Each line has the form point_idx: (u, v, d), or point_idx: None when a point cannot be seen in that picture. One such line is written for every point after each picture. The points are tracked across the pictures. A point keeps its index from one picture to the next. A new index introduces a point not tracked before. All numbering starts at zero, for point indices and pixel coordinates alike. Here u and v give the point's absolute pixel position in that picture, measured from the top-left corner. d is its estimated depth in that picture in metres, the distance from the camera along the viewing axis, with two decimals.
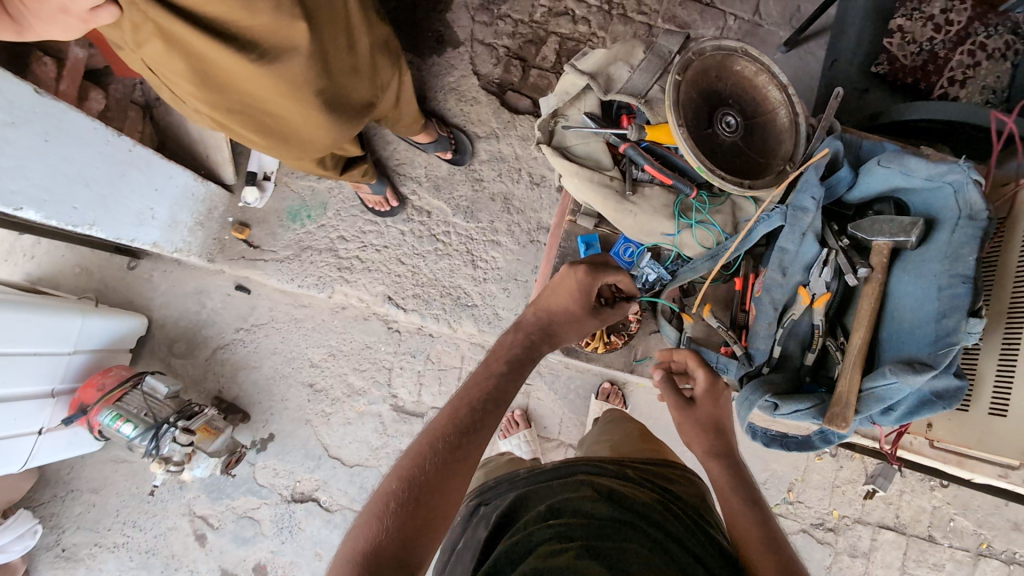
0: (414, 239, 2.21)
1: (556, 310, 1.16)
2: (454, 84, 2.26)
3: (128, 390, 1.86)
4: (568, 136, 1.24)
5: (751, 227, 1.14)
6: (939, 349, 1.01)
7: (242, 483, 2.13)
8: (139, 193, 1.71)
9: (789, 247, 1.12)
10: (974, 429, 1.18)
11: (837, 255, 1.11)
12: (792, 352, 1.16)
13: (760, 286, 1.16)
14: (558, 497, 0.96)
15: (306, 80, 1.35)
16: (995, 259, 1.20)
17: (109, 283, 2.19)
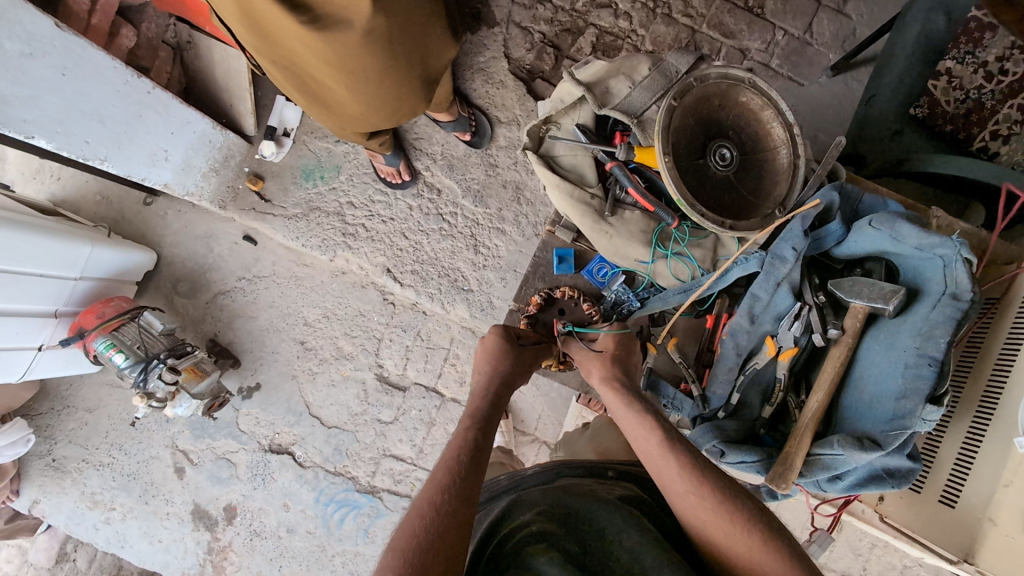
0: (421, 216, 2.21)
1: (489, 362, 1.21)
2: (484, 65, 2.23)
3: (125, 323, 1.93)
4: (557, 146, 1.22)
5: (728, 268, 1.12)
6: (891, 430, 0.96)
7: (224, 426, 2.22)
8: (153, 133, 1.74)
9: (761, 295, 1.08)
10: (922, 513, 1.15)
11: (810, 311, 1.06)
12: (752, 403, 1.15)
13: (727, 328, 1.14)
14: (539, 500, 1.06)
15: (358, 56, 1.28)
16: (980, 340, 1.14)
17: (126, 214, 2.26)
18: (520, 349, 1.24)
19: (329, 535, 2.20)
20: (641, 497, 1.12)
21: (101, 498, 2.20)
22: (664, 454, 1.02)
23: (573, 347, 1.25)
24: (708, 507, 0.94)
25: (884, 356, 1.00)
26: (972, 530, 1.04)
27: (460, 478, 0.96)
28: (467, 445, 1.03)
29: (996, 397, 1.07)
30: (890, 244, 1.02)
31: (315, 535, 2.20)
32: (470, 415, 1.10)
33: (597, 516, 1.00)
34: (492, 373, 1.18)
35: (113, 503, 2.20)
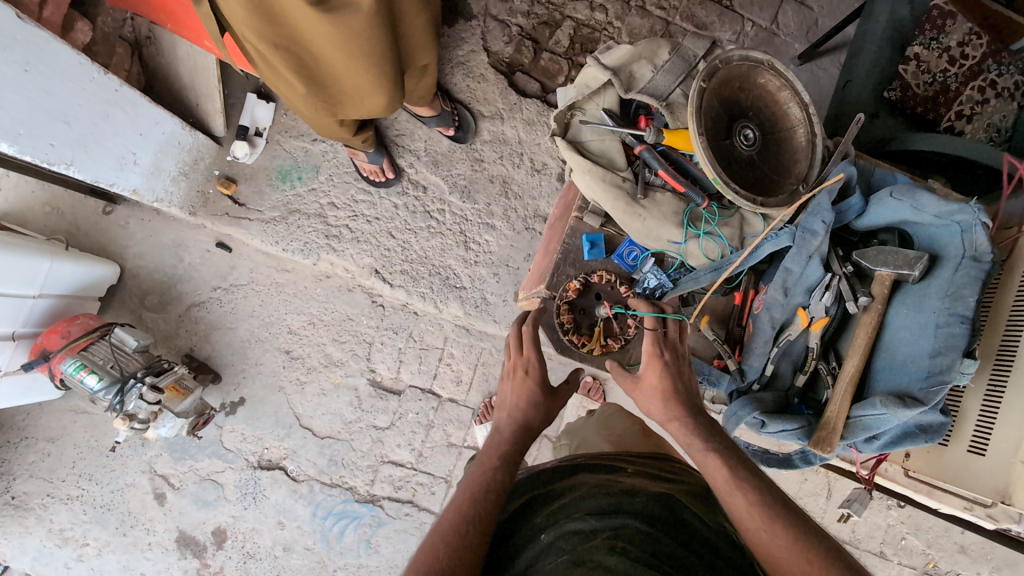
0: (407, 214, 2.16)
1: (518, 404, 1.21)
2: (463, 59, 2.19)
3: (94, 340, 1.79)
4: (584, 132, 1.26)
5: (758, 244, 1.19)
6: (931, 386, 1.06)
7: (208, 445, 2.09)
8: (120, 135, 1.61)
9: (793, 269, 1.17)
10: (952, 465, 1.22)
11: (840, 281, 1.16)
12: (785, 374, 1.24)
13: (761, 303, 1.22)
14: (558, 503, 1.03)
15: (364, 37, 1.30)
16: (991, 301, 1.23)
17: (81, 225, 2.08)
18: (551, 396, 1.24)
19: (330, 550, 2.11)
20: (665, 487, 1.07)
21: (72, 534, 2.03)
22: (733, 486, 1.00)
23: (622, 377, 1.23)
24: (788, 542, 0.92)
25: (912, 319, 1.11)
26: (1003, 475, 1.12)
27: (479, 510, 0.98)
28: (493, 484, 1.03)
29: (1013, 353, 1.16)
30: (911, 215, 1.12)
31: (314, 551, 2.11)
32: (499, 456, 1.11)
33: (618, 516, 0.95)
34: (520, 418, 1.20)
35: (86, 538, 2.03)
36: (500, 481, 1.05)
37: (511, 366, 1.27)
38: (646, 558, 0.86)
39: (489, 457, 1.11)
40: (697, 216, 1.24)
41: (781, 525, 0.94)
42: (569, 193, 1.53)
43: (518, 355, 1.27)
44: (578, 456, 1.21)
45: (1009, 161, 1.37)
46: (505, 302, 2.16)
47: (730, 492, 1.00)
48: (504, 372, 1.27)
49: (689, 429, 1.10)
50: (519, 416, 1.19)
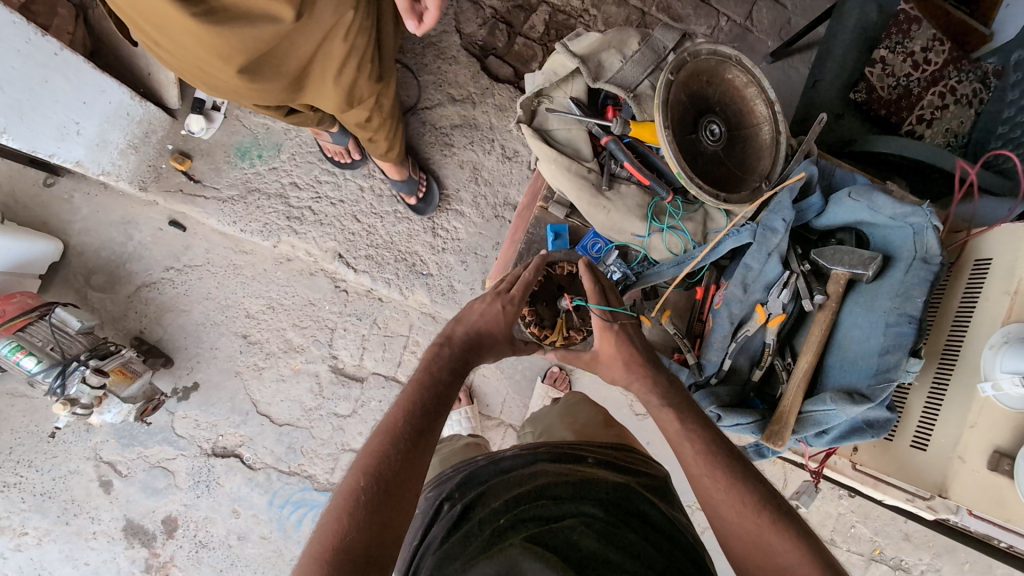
0: (373, 197, 2.10)
1: (483, 328, 1.18)
2: (435, 40, 2.13)
3: (33, 320, 1.69)
4: (551, 119, 1.25)
5: (720, 240, 1.20)
6: (878, 383, 1.08)
7: (158, 432, 2.02)
8: (61, 103, 1.50)
9: (753, 265, 1.18)
10: (896, 458, 1.26)
11: (798, 279, 1.18)
12: (742, 369, 1.26)
13: (721, 298, 1.23)
14: (517, 489, 1.02)
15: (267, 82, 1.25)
16: (939, 301, 1.28)
17: (19, 198, 1.96)
18: (508, 340, 1.21)
19: (287, 539, 2.07)
20: (625, 479, 1.07)
21: (10, 523, 1.95)
22: (703, 462, 0.99)
23: (576, 357, 1.25)
24: (750, 516, 0.93)
25: (864, 317, 1.13)
26: (943, 468, 1.16)
27: (428, 422, 0.99)
28: (446, 398, 1.05)
29: (957, 351, 1.20)
30: (867, 214, 1.15)
31: (270, 541, 2.06)
32: (452, 369, 1.10)
33: (575, 501, 0.95)
34: (475, 335, 1.17)
35: (25, 528, 1.96)
36: (448, 393, 1.06)
37: (494, 289, 1.25)
38: (604, 543, 0.86)
39: (439, 366, 1.09)
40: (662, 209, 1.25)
41: (745, 492, 0.95)
42: (537, 179, 1.52)
43: (505, 285, 1.25)
44: (538, 444, 1.21)
45: (962, 166, 1.40)
46: (471, 290, 2.13)
47: (683, 448, 1.03)
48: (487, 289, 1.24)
49: (647, 390, 1.12)
50: (477, 338, 1.17)
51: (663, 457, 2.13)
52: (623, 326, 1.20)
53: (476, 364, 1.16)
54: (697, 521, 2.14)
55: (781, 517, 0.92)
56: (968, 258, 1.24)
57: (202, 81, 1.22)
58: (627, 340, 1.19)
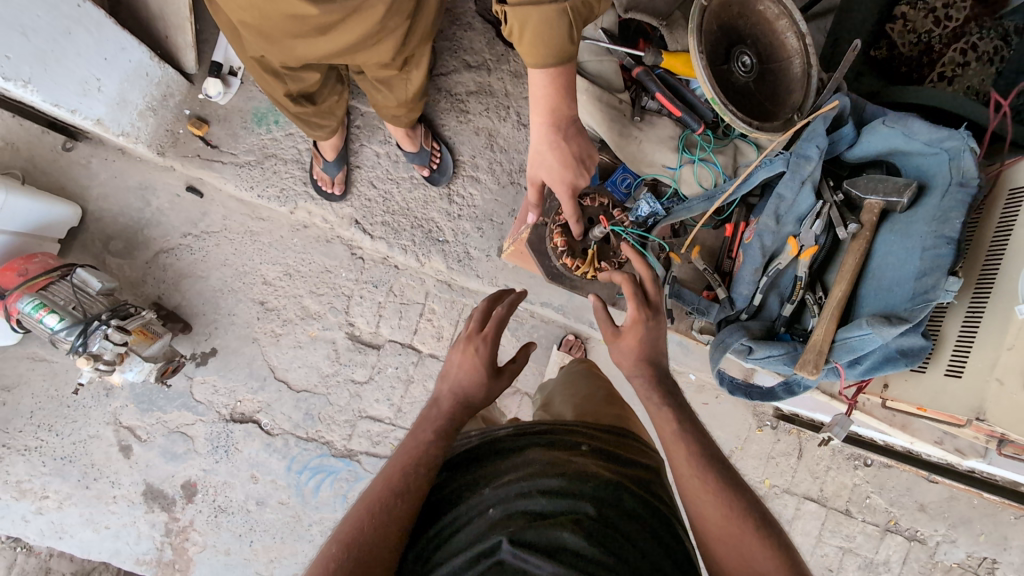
0: (390, 163, 2.10)
1: (466, 382, 1.17)
2: (450, 6, 2.14)
3: (55, 280, 1.70)
4: (585, 51, 1.44)
5: (754, 171, 1.32)
6: (917, 304, 1.20)
7: (177, 397, 2.04)
8: (84, 57, 1.49)
9: (786, 194, 1.30)
10: (930, 388, 1.27)
11: (831, 209, 1.30)
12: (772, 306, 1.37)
13: (753, 232, 1.34)
14: (504, 482, 0.92)
15: (321, 40, 1.23)
16: (974, 228, 1.31)
17: (38, 163, 1.97)
18: (497, 377, 1.20)
19: (305, 504, 2.08)
20: (624, 469, 0.98)
21: (31, 486, 1.97)
22: (698, 465, 0.99)
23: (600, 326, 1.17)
24: (738, 532, 0.93)
25: (899, 246, 1.25)
26: (980, 393, 1.16)
27: (408, 486, 0.95)
28: (425, 457, 1.00)
29: (993, 279, 1.22)
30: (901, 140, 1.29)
31: (288, 506, 2.07)
32: (432, 430, 1.07)
33: (569, 503, 0.85)
34: (457, 394, 1.16)
35: (45, 491, 1.98)
36: (428, 454, 1.02)
37: (468, 335, 1.21)
38: (597, 547, 0.79)
39: (424, 430, 1.08)
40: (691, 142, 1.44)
41: (737, 501, 0.96)
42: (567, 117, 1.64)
43: (478, 325, 1.22)
44: (534, 426, 1.09)
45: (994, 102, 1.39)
46: (488, 257, 2.12)
47: (674, 451, 1.03)
48: (460, 339, 1.22)
49: (649, 387, 1.11)
50: (461, 393, 1.16)
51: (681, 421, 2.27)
52: (647, 321, 1.14)
53: (469, 419, 1.16)
54: None
55: (766, 527, 0.94)
56: (1004, 186, 1.27)
57: (250, 24, 1.19)
58: (647, 334, 1.14)
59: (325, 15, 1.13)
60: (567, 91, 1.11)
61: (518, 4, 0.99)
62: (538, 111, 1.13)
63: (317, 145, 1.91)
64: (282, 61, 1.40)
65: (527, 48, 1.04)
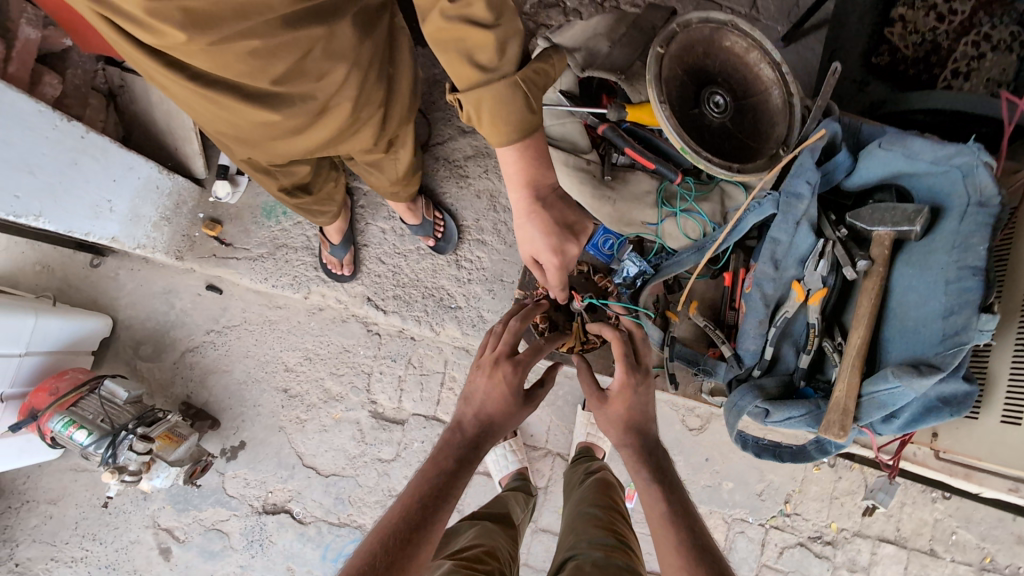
0: (396, 237, 2.11)
1: (491, 408, 1.10)
2: (440, 77, 2.17)
3: (84, 394, 1.77)
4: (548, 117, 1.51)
5: (743, 215, 1.38)
6: (948, 349, 1.18)
7: (210, 494, 2.05)
8: (93, 182, 1.57)
9: (781, 237, 1.35)
10: (989, 437, 1.29)
11: (834, 247, 1.33)
12: (789, 358, 1.41)
13: (753, 281, 1.40)
14: None
15: (294, 137, 1.24)
16: (1007, 253, 1.31)
17: (72, 281, 2.09)
18: (522, 404, 1.15)
19: None
20: None
21: None
22: None
23: (589, 393, 1.27)
24: None
25: (918, 280, 1.25)
26: None
27: (424, 520, 0.90)
28: (444, 490, 0.95)
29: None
30: (904, 162, 1.29)
31: None
32: (455, 459, 1.02)
33: None
34: (481, 416, 1.10)
35: None
36: (451, 485, 0.97)
37: (492, 356, 1.16)
38: None
39: (446, 456, 1.02)
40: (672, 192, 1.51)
41: None
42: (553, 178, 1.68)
43: (502, 346, 1.16)
44: None
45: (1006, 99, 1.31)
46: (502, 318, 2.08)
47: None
48: (481, 360, 1.16)
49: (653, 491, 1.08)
50: (486, 421, 1.10)
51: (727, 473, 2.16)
52: (631, 385, 1.21)
53: (492, 446, 1.10)
54: (776, 541, 2.17)
55: None
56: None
57: (225, 132, 1.21)
58: (634, 399, 1.21)
59: (292, 120, 1.15)
60: (540, 154, 1.05)
61: (469, 87, 0.95)
62: (513, 183, 1.08)
63: (323, 231, 1.93)
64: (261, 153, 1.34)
65: (488, 130, 0.99)
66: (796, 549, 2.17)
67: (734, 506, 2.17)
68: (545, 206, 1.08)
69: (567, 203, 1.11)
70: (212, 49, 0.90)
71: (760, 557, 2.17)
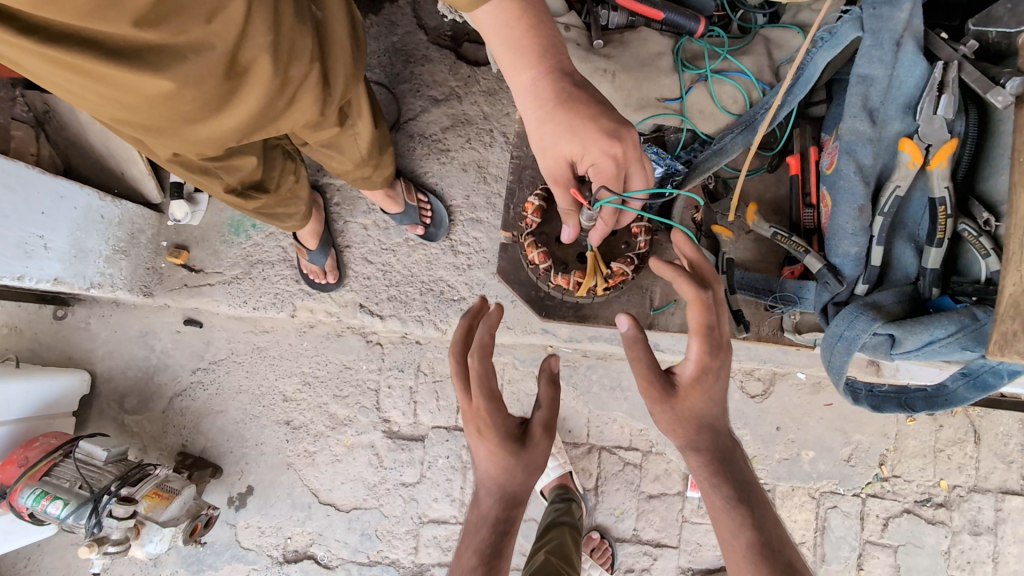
0: (380, 231, 1.86)
1: (500, 479, 0.96)
2: (399, 45, 1.90)
3: (58, 460, 1.56)
4: None
5: (806, 60, 1.18)
6: None
7: (224, 549, 1.82)
8: (13, 217, 1.38)
9: (877, 77, 1.14)
10: None
11: (953, 78, 1.09)
12: (906, 257, 1.19)
13: (841, 152, 1.19)
14: None
15: (219, 114, 0.99)
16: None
17: (42, 339, 1.89)
18: (526, 447, 0.96)
19: None
20: None
21: None
22: None
23: (646, 386, 0.91)
24: None
25: None
26: None
27: None
28: None
29: None
30: None
31: None
32: (477, 549, 0.94)
33: None
34: (495, 486, 0.97)
35: None
36: None
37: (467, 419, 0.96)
38: None
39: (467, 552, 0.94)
40: (691, 51, 1.35)
41: None
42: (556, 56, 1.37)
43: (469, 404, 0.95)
44: None
45: None
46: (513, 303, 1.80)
47: None
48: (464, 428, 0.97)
49: (733, 511, 0.90)
50: (504, 492, 0.96)
51: (805, 439, 1.83)
52: (712, 371, 0.89)
53: (523, 507, 0.99)
54: (877, 511, 1.83)
55: None
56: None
57: (131, 124, 0.97)
58: (713, 389, 0.90)
59: (194, 85, 0.90)
60: (533, 17, 0.85)
61: None
62: (527, 62, 0.89)
63: (296, 237, 1.69)
64: (190, 150, 1.07)
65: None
66: (903, 519, 1.83)
67: (820, 477, 1.83)
68: (569, 95, 0.88)
69: (588, 92, 0.89)
70: None
71: (862, 534, 1.83)
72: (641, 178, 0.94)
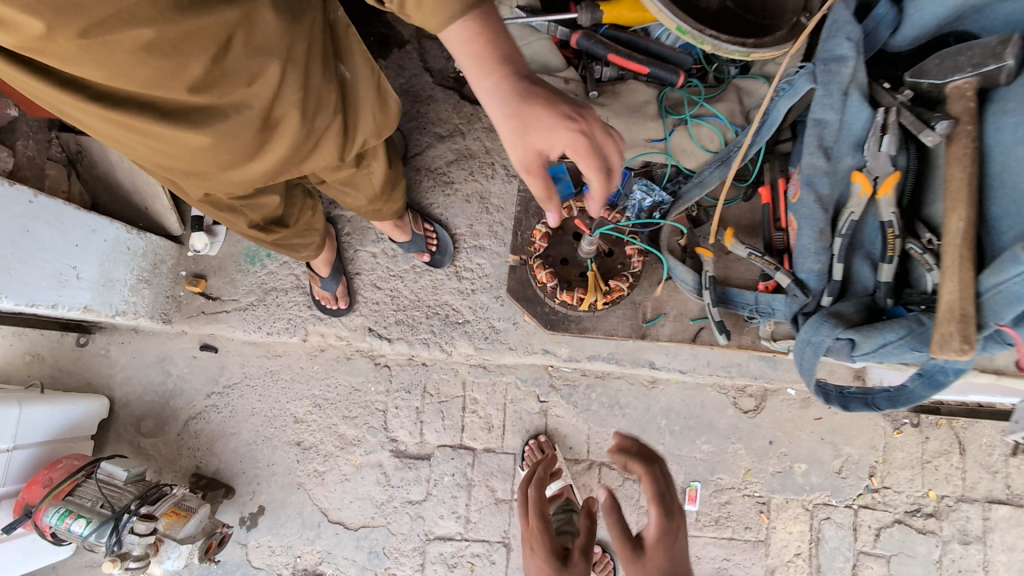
0: (388, 259, 1.97)
1: None
2: (406, 86, 2.05)
3: (80, 480, 1.62)
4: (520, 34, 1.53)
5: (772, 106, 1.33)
6: None
7: (236, 568, 1.87)
8: (50, 250, 1.47)
9: (830, 120, 1.27)
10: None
11: (893, 117, 1.22)
12: (864, 272, 1.30)
13: (803, 183, 1.31)
14: None
15: (252, 162, 1.10)
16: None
17: (63, 365, 1.97)
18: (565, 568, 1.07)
19: None
20: None
21: None
22: None
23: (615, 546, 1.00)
24: None
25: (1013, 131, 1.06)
26: None
27: None
28: None
29: None
30: None
31: None
32: None
33: None
34: None
35: None
36: None
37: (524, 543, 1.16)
38: None
39: None
40: (673, 99, 1.53)
41: None
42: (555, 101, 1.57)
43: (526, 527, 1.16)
44: None
45: None
46: (515, 325, 1.90)
47: None
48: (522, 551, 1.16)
49: None
50: None
51: (796, 452, 1.91)
52: (671, 531, 0.99)
53: None
54: (869, 522, 1.90)
55: None
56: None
57: (173, 170, 1.08)
58: (672, 549, 0.98)
59: (233, 139, 1.01)
60: (492, 28, 0.83)
61: None
62: (476, 70, 0.84)
63: (309, 266, 1.80)
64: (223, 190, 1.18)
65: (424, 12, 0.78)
66: (894, 529, 1.89)
67: (812, 489, 1.90)
68: (530, 92, 0.83)
69: (544, 85, 0.85)
70: (91, 44, 0.78)
71: (856, 544, 1.89)
72: (614, 150, 0.87)
